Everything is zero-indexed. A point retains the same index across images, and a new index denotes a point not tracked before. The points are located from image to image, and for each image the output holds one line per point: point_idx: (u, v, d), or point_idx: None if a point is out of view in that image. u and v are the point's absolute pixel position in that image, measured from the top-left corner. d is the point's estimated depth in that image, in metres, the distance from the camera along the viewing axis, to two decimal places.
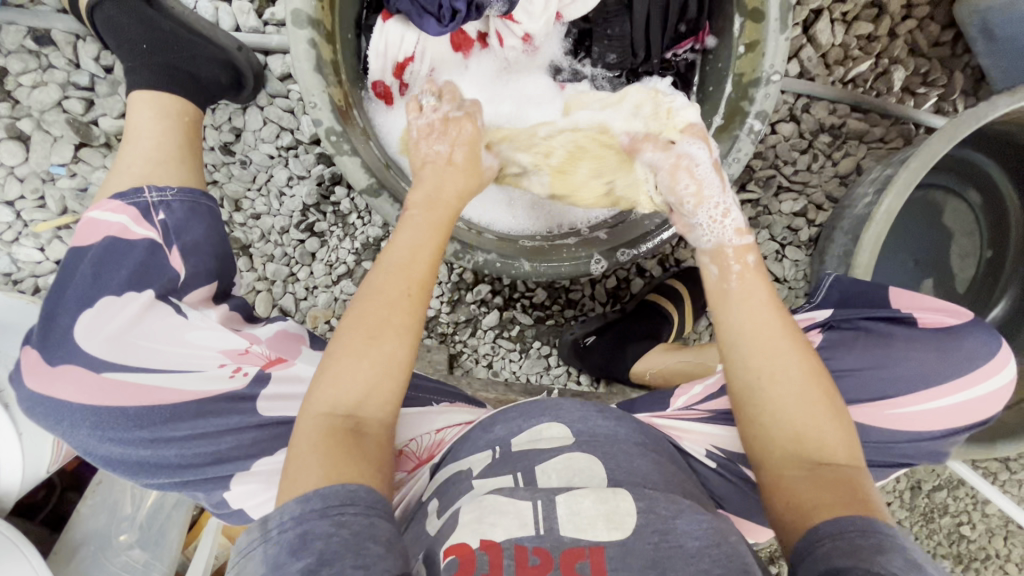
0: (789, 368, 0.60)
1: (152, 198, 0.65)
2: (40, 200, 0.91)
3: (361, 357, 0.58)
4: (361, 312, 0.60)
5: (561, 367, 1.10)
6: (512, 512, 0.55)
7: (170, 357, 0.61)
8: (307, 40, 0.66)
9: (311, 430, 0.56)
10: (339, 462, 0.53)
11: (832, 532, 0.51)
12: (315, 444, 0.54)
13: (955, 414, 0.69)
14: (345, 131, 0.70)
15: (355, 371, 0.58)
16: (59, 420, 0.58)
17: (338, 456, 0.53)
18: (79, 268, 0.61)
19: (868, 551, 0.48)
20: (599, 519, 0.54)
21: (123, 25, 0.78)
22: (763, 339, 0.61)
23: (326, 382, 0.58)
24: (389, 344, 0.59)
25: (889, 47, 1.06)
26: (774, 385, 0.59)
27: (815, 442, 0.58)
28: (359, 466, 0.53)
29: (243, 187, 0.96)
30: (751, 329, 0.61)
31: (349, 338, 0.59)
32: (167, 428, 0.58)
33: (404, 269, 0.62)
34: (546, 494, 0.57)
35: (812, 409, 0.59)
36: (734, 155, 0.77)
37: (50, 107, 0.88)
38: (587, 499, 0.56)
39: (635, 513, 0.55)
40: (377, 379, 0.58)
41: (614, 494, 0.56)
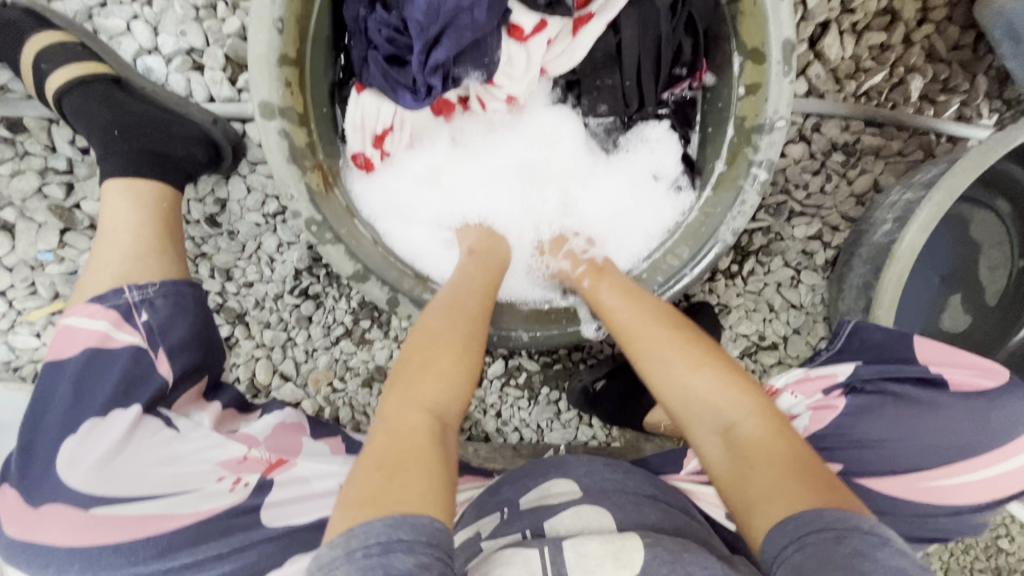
0: (679, 360, 0.63)
1: (133, 296, 0.63)
2: (31, 287, 0.89)
3: (423, 388, 0.56)
4: (413, 351, 0.60)
5: (572, 412, 1.07)
6: (518, 561, 0.54)
7: (164, 478, 0.59)
8: (277, 132, 0.62)
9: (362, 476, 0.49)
10: (382, 493, 0.46)
11: (784, 531, 0.48)
12: (369, 478, 0.48)
13: (995, 486, 0.65)
14: (326, 219, 0.67)
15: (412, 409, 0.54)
16: (44, 565, 0.54)
17: (398, 479, 0.47)
18: (59, 390, 0.59)
19: (821, 561, 0.45)
20: (607, 558, 0.52)
21: (92, 113, 0.75)
22: (650, 334, 0.66)
23: (390, 410, 0.54)
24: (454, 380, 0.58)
25: (903, 55, 0.98)
26: (679, 376, 0.63)
27: (741, 428, 0.58)
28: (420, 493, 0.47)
29: (232, 258, 0.94)
30: (656, 349, 0.65)
31: (403, 379, 0.57)
32: (164, 559, 0.56)
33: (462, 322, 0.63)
34: (552, 542, 0.56)
35: (720, 399, 0.60)
36: (738, 208, 0.72)
37: (30, 194, 0.86)
38: (594, 541, 0.54)
39: (643, 548, 0.53)
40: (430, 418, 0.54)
41: (624, 539, 0.54)
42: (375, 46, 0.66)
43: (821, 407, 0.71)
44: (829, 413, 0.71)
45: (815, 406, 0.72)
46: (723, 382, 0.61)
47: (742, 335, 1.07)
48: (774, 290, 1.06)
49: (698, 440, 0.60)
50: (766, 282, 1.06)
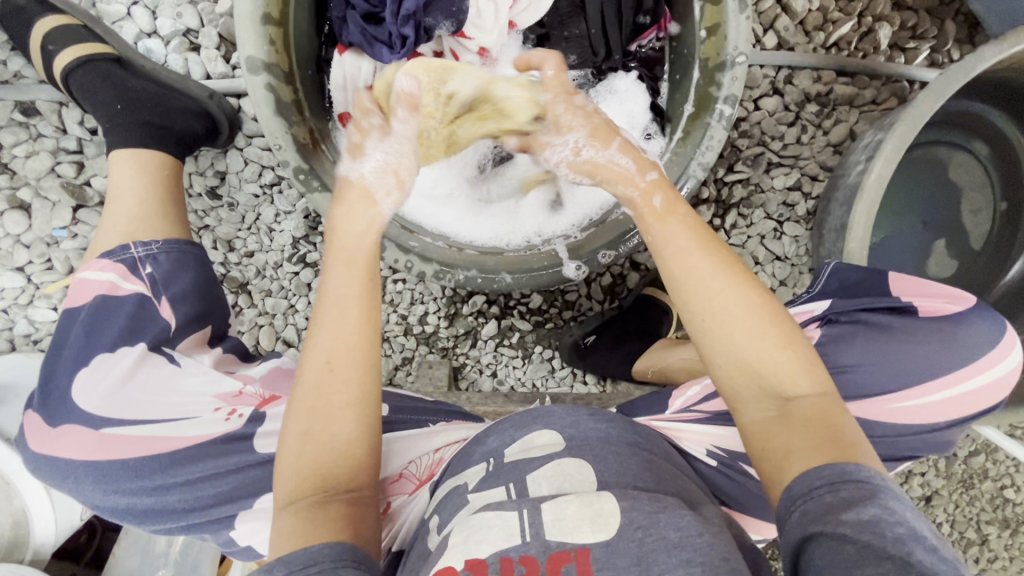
0: (738, 309, 0.57)
1: (138, 252, 0.68)
2: (47, 263, 0.95)
3: (328, 417, 0.57)
4: (311, 366, 0.58)
5: (566, 369, 1.09)
6: (498, 524, 0.56)
7: (165, 407, 0.63)
8: (264, 85, 0.68)
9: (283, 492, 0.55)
10: (306, 527, 0.52)
11: (806, 487, 0.50)
12: (293, 504, 0.54)
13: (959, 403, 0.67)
14: (312, 168, 0.72)
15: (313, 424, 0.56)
16: (66, 478, 0.61)
17: (314, 517, 0.53)
18: (72, 329, 0.64)
19: (837, 509, 0.48)
20: (585, 520, 0.55)
21: (96, 90, 0.81)
22: (710, 282, 0.58)
23: (294, 444, 0.56)
24: (351, 378, 0.57)
25: (870, 5, 1.01)
26: (728, 327, 0.57)
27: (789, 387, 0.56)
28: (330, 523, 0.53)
29: (233, 229, 0.99)
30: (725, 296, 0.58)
31: (312, 402, 0.57)
32: (166, 476, 0.61)
33: (346, 311, 0.58)
34: (532, 503, 0.58)
35: (771, 360, 0.57)
36: (707, 143, 0.75)
37: (44, 173, 0.92)
38: (572, 503, 0.57)
39: (619, 513, 0.56)
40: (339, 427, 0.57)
41: (598, 497, 0.57)
42: (353, 7, 0.71)
43: None
44: (806, 344, 0.71)
45: None
46: (773, 340, 0.57)
47: None
48: (758, 242, 1.08)
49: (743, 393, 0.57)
50: (749, 235, 1.08)
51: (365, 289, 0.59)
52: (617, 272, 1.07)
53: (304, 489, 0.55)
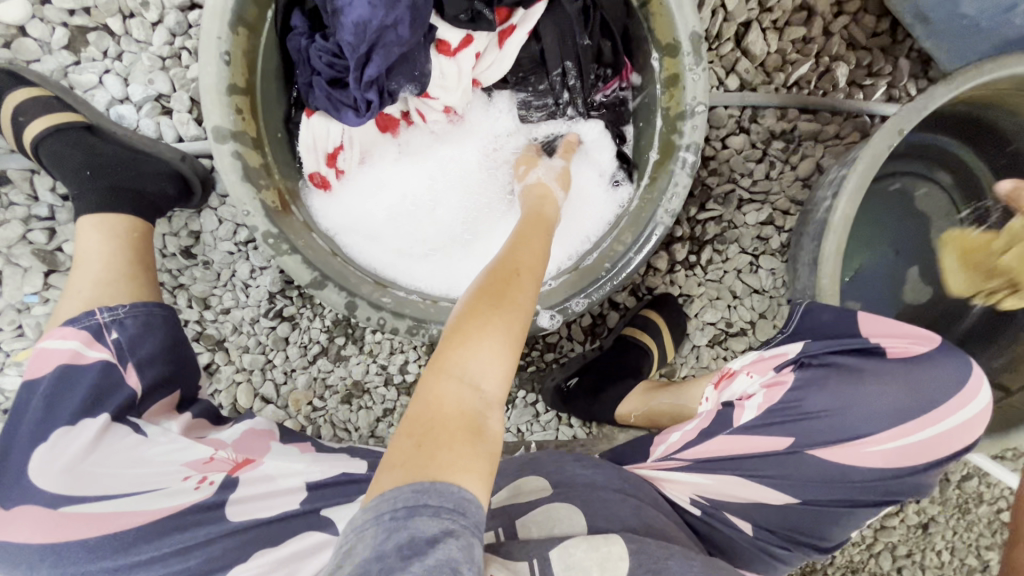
0: None
1: (104, 318, 0.67)
2: (18, 329, 0.94)
3: (488, 332, 0.53)
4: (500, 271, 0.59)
5: (550, 413, 1.08)
6: (506, 574, 0.56)
7: (132, 477, 0.62)
8: (231, 153, 0.68)
9: (445, 407, 0.49)
10: (438, 446, 0.47)
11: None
12: (436, 422, 0.49)
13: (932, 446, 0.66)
14: (282, 232, 0.72)
15: (482, 348, 0.52)
16: (15, 565, 0.57)
17: (457, 441, 0.48)
18: (31, 403, 0.63)
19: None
20: (593, 566, 0.56)
21: (66, 157, 0.81)
22: None
23: (446, 349, 0.53)
24: (517, 315, 0.56)
25: (826, 46, 1.04)
26: None
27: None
28: (460, 460, 0.47)
29: (208, 287, 0.98)
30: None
31: (486, 310, 0.55)
32: (131, 553, 0.58)
33: (521, 256, 0.62)
34: (540, 552, 0.58)
35: None
36: (672, 190, 0.76)
37: (15, 241, 0.91)
38: (579, 548, 0.57)
39: (628, 556, 0.57)
40: (502, 359, 0.53)
41: (604, 540, 0.58)
42: (318, 72, 0.73)
43: (773, 384, 0.71)
44: (781, 390, 0.70)
45: (768, 384, 0.72)
46: None
47: (709, 323, 1.10)
48: (734, 277, 1.09)
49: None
50: (725, 270, 1.09)
51: (538, 249, 0.64)
52: (596, 312, 1.08)
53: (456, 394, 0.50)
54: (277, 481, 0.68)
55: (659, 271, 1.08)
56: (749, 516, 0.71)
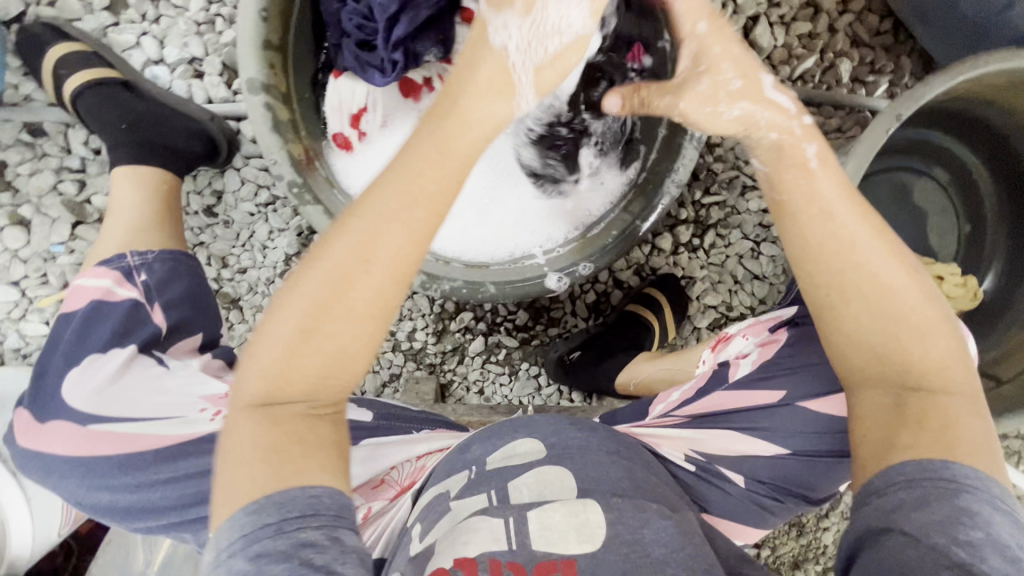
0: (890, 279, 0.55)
1: (134, 261, 0.70)
2: (43, 277, 0.97)
3: (301, 347, 0.51)
4: (326, 260, 0.51)
5: (552, 386, 1.11)
6: (484, 528, 0.60)
7: (154, 407, 0.64)
8: (263, 105, 0.72)
9: (259, 429, 0.51)
10: (286, 457, 0.50)
11: (908, 475, 0.50)
12: (262, 441, 0.50)
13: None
14: (306, 183, 0.76)
15: (309, 352, 0.51)
16: (52, 474, 0.63)
17: (292, 456, 0.50)
18: (67, 331, 0.66)
19: (914, 503, 0.49)
20: (569, 532, 0.59)
21: (103, 111, 0.85)
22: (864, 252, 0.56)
23: (276, 360, 0.51)
24: (342, 326, 0.51)
25: (830, 42, 1.09)
26: (848, 302, 0.55)
27: (869, 264, 0.55)
28: (301, 469, 0.50)
29: (228, 246, 1.02)
30: (829, 196, 0.57)
31: (315, 307, 0.51)
32: (148, 473, 0.61)
33: (381, 248, 0.51)
34: (518, 511, 0.61)
35: (904, 313, 0.55)
36: (680, 162, 0.81)
37: (46, 191, 0.95)
38: (557, 513, 0.60)
39: (605, 524, 0.59)
40: (347, 354, 0.52)
41: (584, 507, 0.60)
42: (347, 35, 0.77)
43: (768, 342, 0.77)
44: (774, 346, 0.76)
45: (763, 343, 0.78)
46: (911, 288, 0.55)
47: (710, 306, 1.13)
48: (736, 261, 1.12)
49: (814, 281, 0.57)
50: (727, 254, 1.12)
51: (408, 235, 0.51)
52: (600, 290, 1.12)
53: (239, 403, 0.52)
54: None
55: (663, 252, 1.11)
56: (742, 469, 0.73)
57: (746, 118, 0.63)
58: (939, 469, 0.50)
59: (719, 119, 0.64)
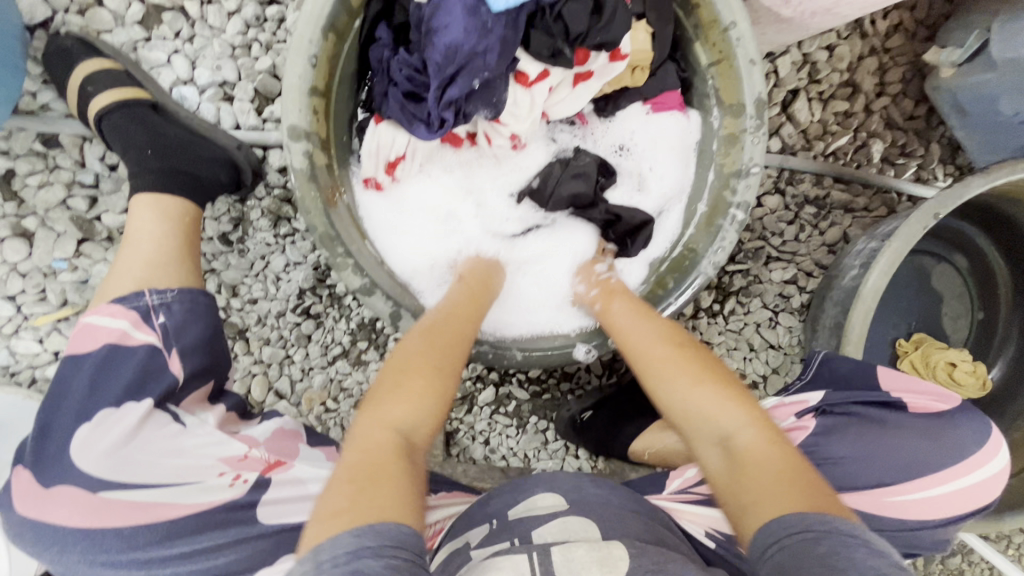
0: (708, 400, 0.67)
1: (153, 300, 0.66)
2: (41, 293, 0.92)
3: (391, 412, 0.61)
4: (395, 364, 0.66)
5: (559, 442, 1.09)
6: (507, 566, 0.56)
7: (170, 468, 0.62)
8: (304, 152, 0.69)
9: (338, 478, 0.54)
10: (376, 487, 0.52)
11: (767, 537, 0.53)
12: (348, 476, 0.54)
13: (956, 502, 0.68)
14: (339, 234, 0.72)
15: (395, 407, 0.61)
16: (49, 546, 0.58)
17: (370, 489, 0.52)
18: (78, 377, 0.62)
19: (804, 552, 0.50)
20: (593, 564, 0.54)
21: (128, 133, 0.81)
22: (675, 366, 0.70)
23: (370, 415, 0.60)
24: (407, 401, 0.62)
25: (865, 122, 1.09)
26: (688, 398, 0.68)
27: (686, 397, 0.68)
28: (381, 504, 0.50)
29: (240, 275, 0.98)
30: (630, 322, 0.74)
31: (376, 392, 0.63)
32: (164, 546, 0.59)
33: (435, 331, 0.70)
34: (541, 549, 0.58)
35: (716, 411, 0.65)
36: (718, 244, 0.79)
37: (54, 205, 0.90)
38: (581, 547, 0.56)
39: (627, 557, 0.55)
40: (418, 420, 0.61)
41: (607, 544, 0.57)
42: (396, 84, 0.74)
43: (793, 430, 0.73)
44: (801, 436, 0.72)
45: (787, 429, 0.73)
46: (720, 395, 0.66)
47: None
48: (753, 329, 1.11)
49: (670, 398, 0.69)
50: (746, 322, 1.12)
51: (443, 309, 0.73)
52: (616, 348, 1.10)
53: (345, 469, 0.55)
54: (307, 485, 0.69)
55: (683, 315, 1.10)
56: None
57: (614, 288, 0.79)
58: (818, 524, 0.51)
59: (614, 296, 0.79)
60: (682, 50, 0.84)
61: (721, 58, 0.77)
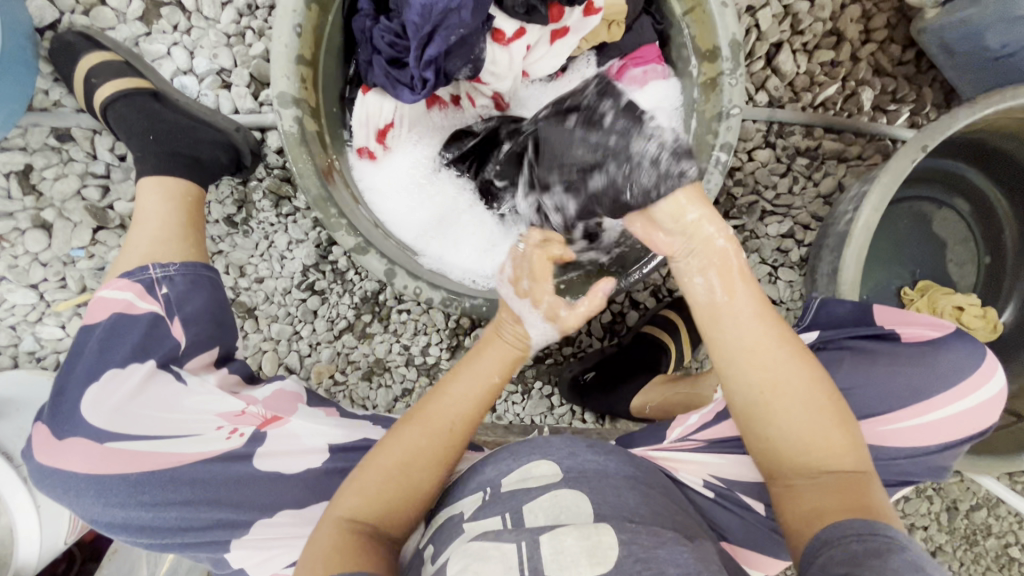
0: (791, 386, 0.61)
1: (156, 273, 0.69)
2: (62, 281, 0.97)
3: (390, 484, 0.61)
4: (422, 417, 0.65)
5: (565, 407, 1.10)
6: (497, 557, 0.55)
7: (175, 422, 0.64)
8: (293, 118, 0.73)
9: (325, 537, 0.57)
10: (352, 562, 0.54)
11: (832, 537, 0.53)
12: (328, 549, 0.56)
13: (951, 425, 0.68)
14: (331, 195, 0.75)
15: (383, 487, 0.61)
16: (67, 490, 0.61)
17: (350, 557, 0.54)
18: (89, 344, 0.65)
19: (866, 555, 0.50)
20: (582, 556, 0.54)
21: (132, 120, 0.86)
22: (761, 349, 0.62)
23: (365, 491, 0.61)
24: (420, 473, 0.63)
25: (852, 71, 1.09)
26: (775, 394, 0.61)
27: (793, 394, 0.61)
28: (366, 568, 0.54)
29: (246, 255, 1.02)
30: (733, 319, 0.64)
31: (418, 427, 0.64)
32: (168, 491, 0.61)
33: (459, 413, 0.66)
34: (529, 535, 0.57)
35: (810, 426, 0.60)
36: (704, 187, 0.79)
37: (70, 196, 0.95)
38: (570, 536, 0.56)
39: (618, 546, 0.55)
40: (403, 500, 0.61)
41: (596, 530, 0.56)
42: (379, 52, 0.78)
43: None
44: None
45: None
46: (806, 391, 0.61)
47: None
48: None
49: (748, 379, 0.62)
50: None
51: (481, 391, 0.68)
52: (616, 310, 1.11)
53: (349, 522, 0.58)
54: (303, 439, 0.68)
55: None
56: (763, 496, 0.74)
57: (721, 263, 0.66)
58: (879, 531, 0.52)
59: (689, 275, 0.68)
60: (657, 3, 0.86)
61: (693, 5, 0.78)
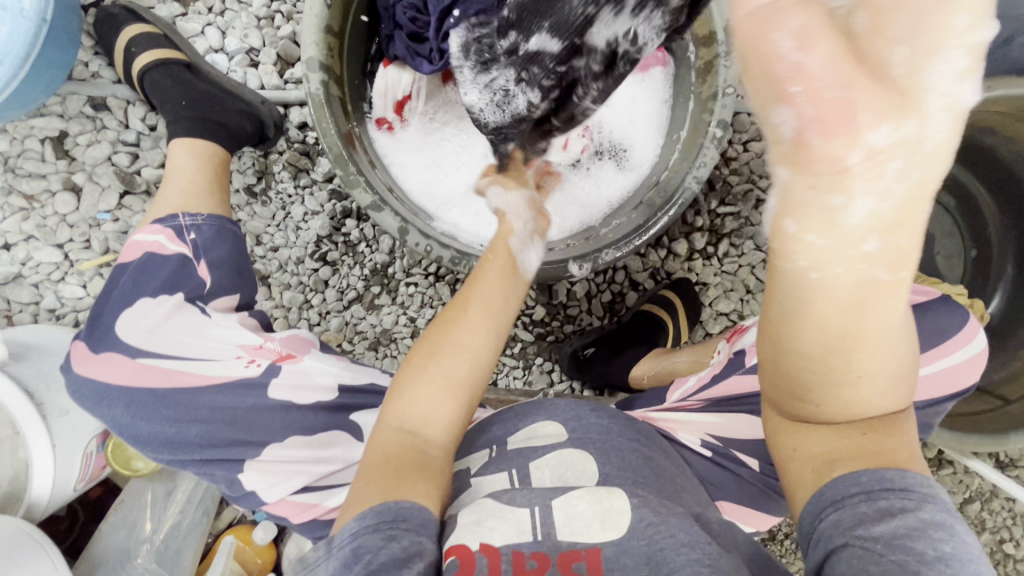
0: (888, 373, 0.43)
1: (185, 221, 0.74)
2: (86, 242, 1.02)
3: (426, 376, 0.64)
4: (445, 317, 0.68)
5: (565, 383, 1.13)
6: (511, 518, 0.58)
7: (198, 349, 0.67)
8: (319, 82, 0.78)
9: (386, 446, 0.61)
10: (385, 483, 0.57)
11: (838, 496, 0.51)
12: (384, 459, 0.60)
13: (930, 381, 0.72)
14: (350, 155, 0.80)
15: (422, 388, 0.63)
16: (98, 401, 0.65)
17: (404, 477, 0.57)
18: (122, 277, 0.70)
19: (874, 519, 0.49)
20: (595, 519, 0.57)
21: (166, 87, 0.92)
22: (890, 314, 0.39)
23: (406, 395, 0.63)
24: (457, 362, 0.64)
25: None
26: (880, 373, 0.42)
27: (886, 367, 0.42)
28: (415, 487, 0.57)
29: (264, 224, 1.07)
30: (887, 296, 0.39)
31: (446, 316, 0.68)
32: (189, 411, 0.65)
33: (482, 304, 0.67)
34: (542, 500, 0.59)
35: (879, 410, 0.46)
36: (701, 160, 0.82)
37: (100, 161, 1.01)
38: (583, 500, 0.59)
39: (630, 510, 0.58)
40: (445, 395, 0.64)
41: (608, 494, 0.59)
42: (400, 26, 0.84)
43: None
44: None
45: None
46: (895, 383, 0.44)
47: (722, 313, 1.16)
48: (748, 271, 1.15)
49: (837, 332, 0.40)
50: (740, 264, 1.15)
51: (503, 292, 0.69)
52: (615, 290, 1.15)
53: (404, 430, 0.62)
54: (313, 376, 0.71)
55: (679, 257, 1.15)
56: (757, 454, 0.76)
57: (895, 218, 0.35)
58: (896, 479, 0.50)
59: (846, 244, 0.36)
60: None
61: None
